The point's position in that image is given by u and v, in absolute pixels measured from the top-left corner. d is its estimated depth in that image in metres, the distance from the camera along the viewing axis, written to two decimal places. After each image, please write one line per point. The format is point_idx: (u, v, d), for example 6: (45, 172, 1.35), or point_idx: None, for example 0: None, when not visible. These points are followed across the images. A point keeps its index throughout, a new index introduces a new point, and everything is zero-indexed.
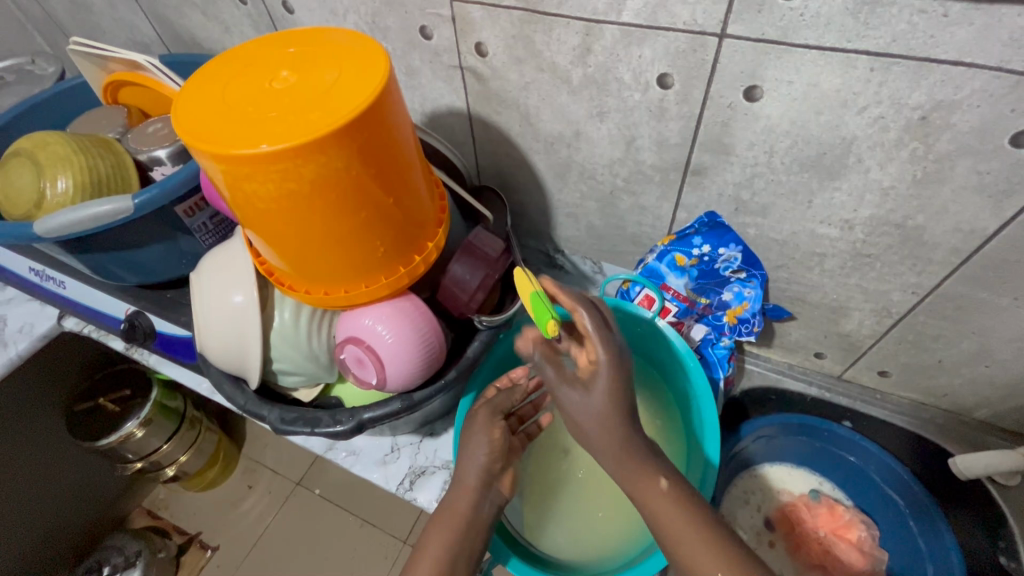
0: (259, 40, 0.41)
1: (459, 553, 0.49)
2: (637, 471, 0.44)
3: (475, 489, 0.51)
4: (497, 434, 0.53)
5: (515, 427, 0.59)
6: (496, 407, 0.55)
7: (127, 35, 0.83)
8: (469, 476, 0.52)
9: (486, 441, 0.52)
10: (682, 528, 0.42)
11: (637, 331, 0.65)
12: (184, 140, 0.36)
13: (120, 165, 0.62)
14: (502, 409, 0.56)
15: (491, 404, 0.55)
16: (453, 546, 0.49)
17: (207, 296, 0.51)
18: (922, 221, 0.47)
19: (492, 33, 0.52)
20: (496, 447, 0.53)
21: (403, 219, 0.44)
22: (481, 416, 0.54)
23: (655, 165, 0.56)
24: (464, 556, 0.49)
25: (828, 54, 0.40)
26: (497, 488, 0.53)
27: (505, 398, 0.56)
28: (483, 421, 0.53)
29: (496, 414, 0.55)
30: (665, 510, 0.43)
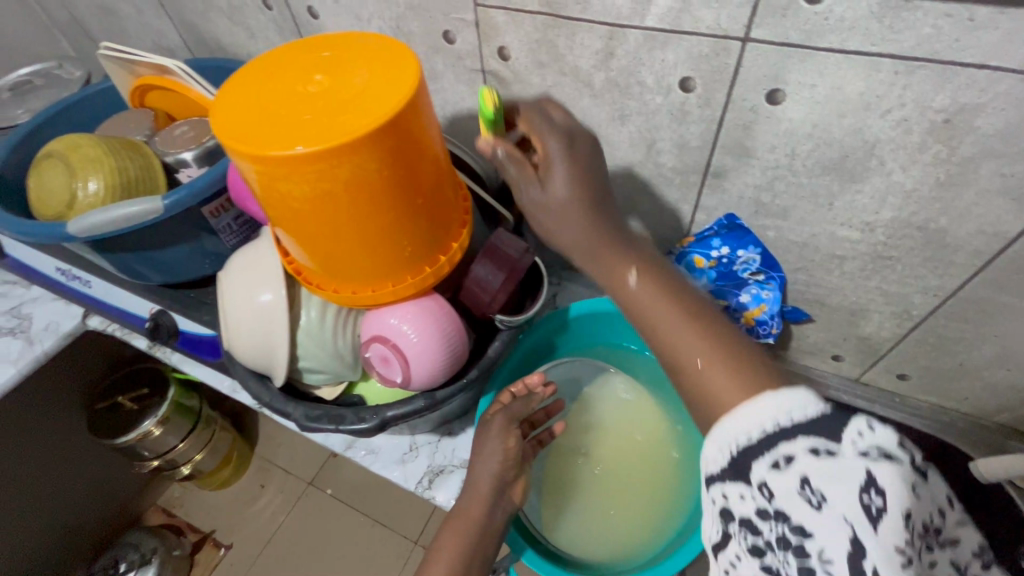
0: (292, 44, 0.42)
1: (473, 557, 0.49)
2: (609, 260, 0.39)
3: (488, 496, 0.51)
4: (512, 443, 0.53)
5: (527, 432, 0.59)
6: (512, 414, 0.55)
7: (153, 40, 0.85)
8: (483, 482, 0.52)
9: (501, 449, 0.53)
10: (667, 319, 0.36)
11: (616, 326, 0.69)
12: (222, 141, 0.38)
13: (148, 167, 0.63)
14: (518, 417, 0.56)
15: (508, 411, 0.55)
16: (468, 549, 0.49)
17: (236, 294, 0.52)
18: (945, 224, 0.47)
19: (515, 37, 0.53)
20: (509, 455, 0.53)
21: (430, 218, 0.45)
22: (496, 424, 0.54)
23: (675, 168, 0.56)
24: (479, 560, 0.50)
25: (852, 58, 0.41)
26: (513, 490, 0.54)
27: (521, 406, 0.56)
28: (499, 428, 0.54)
29: (513, 421, 0.55)
30: (646, 300, 0.37)
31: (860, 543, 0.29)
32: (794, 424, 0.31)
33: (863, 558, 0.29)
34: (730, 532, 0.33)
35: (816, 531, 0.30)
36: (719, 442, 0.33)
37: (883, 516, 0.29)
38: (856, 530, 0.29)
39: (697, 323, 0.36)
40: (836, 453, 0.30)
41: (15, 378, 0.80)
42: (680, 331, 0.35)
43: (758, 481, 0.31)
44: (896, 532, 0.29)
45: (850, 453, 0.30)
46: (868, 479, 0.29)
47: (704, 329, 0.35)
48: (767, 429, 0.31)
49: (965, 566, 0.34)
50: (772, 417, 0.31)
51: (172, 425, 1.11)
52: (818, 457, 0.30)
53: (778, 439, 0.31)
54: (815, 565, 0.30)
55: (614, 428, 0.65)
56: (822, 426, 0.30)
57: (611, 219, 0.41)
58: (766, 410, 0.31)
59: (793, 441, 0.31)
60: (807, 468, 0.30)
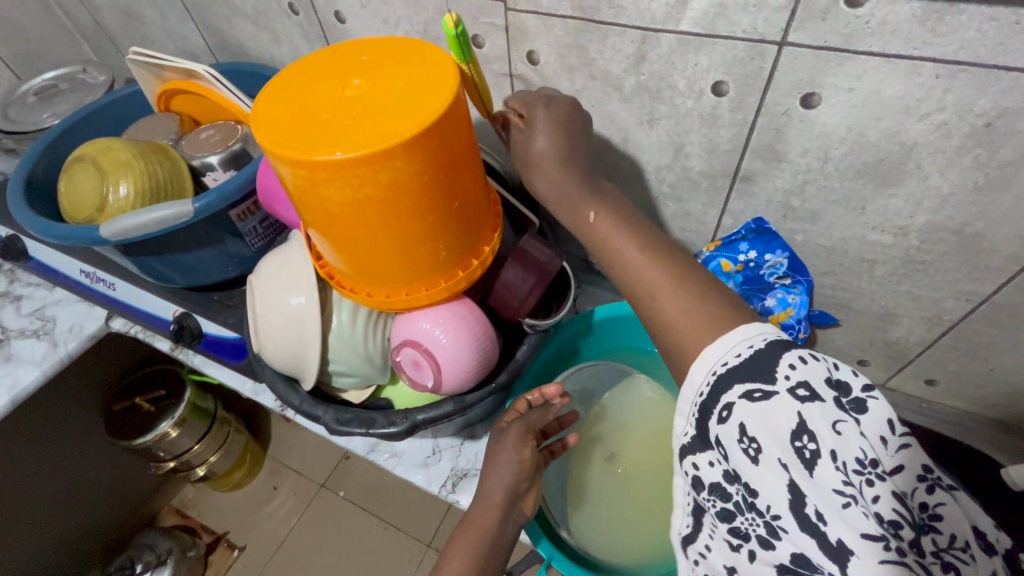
0: (330, 48, 0.43)
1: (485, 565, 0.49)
2: (579, 208, 0.46)
3: (500, 507, 0.51)
4: (527, 454, 0.53)
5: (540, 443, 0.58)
6: (529, 425, 0.54)
7: (176, 44, 0.86)
8: (495, 492, 0.52)
9: (516, 460, 0.52)
10: (623, 247, 0.44)
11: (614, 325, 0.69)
12: (263, 145, 0.38)
13: (177, 171, 0.64)
14: (535, 427, 0.55)
15: (524, 421, 0.55)
16: (481, 557, 0.49)
17: (268, 298, 0.52)
18: (981, 228, 0.47)
19: (545, 41, 0.53)
20: (524, 466, 0.52)
21: (465, 223, 0.45)
22: (512, 434, 0.54)
23: (704, 171, 0.56)
24: (493, 565, 0.50)
25: (892, 61, 0.40)
26: (521, 501, 0.53)
27: (537, 416, 0.55)
28: (515, 439, 0.53)
29: (529, 431, 0.54)
30: (605, 235, 0.45)
31: (797, 485, 0.34)
32: (728, 369, 0.36)
33: (802, 498, 0.34)
34: (702, 492, 0.39)
35: (761, 477, 0.35)
36: (692, 386, 0.38)
37: (819, 457, 0.33)
38: (791, 471, 0.34)
39: (656, 262, 0.42)
40: (770, 396, 0.35)
41: (41, 378, 0.80)
42: (642, 269, 0.42)
43: (714, 438, 0.37)
44: (828, 471, 0.33)
45: (781, 393, 0.34)
46: (799, 425, 0.34)
47: (667, 271, 0.41)
48: (710, 378, 0.37)
49: (911, 491, 0.33)
50: (714, 365, 0.37)
51: (188, 427, 1.12)
52: (753, 408, 0.35)
53: (720, 394, 0.37)
54: (766, 510, 0.35)
55: (636, 427, 0.65)
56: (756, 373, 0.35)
57: (579, 170, 0.47)
58: (716, 351, 0.37)
59: (730, 392, 0.36)
60: (745, 418, 0.35)
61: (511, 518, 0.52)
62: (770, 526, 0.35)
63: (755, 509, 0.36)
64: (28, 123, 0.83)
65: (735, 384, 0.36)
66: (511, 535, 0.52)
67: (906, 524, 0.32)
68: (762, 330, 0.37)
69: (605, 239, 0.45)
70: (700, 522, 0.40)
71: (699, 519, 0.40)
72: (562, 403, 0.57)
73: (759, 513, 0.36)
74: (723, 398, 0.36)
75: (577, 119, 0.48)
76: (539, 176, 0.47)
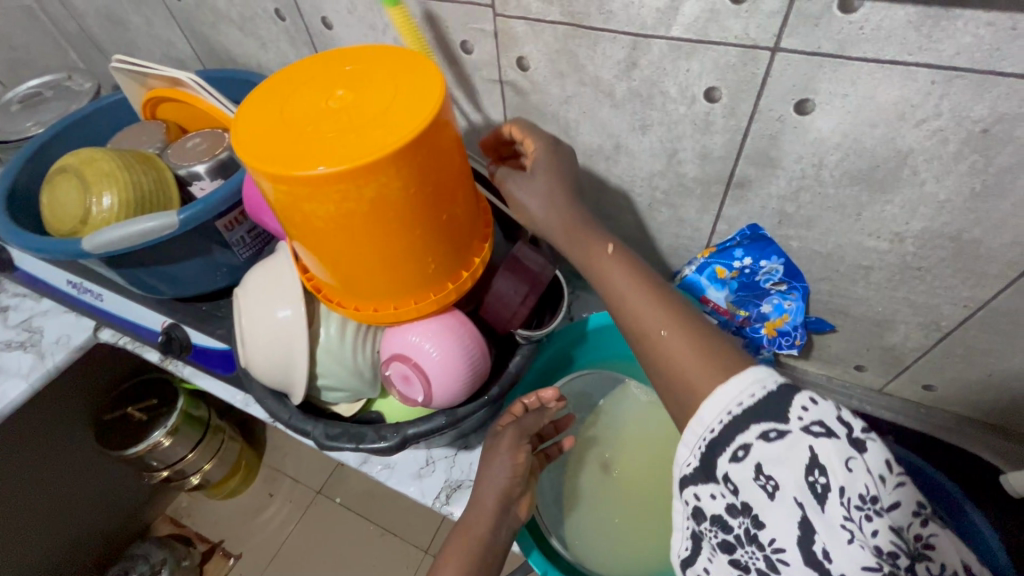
0: (314, 57, 0.42)
1: (483, 566, 0.47)
2: (590, 244, 0.46)
3: (493, 511, 0.50)
4: (521, 458, 0.52)
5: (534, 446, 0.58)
6: (524, 429, 0.54)
7: (162, 50, 0.85)
8: (489, 496, 0.51)
9: (511, 465, 0.52)
10: (630, 286, 0.43)
11: (598, 335, 0.68)
12: (243, 159, 0.37)
13: (162, 181, 0.63)
14: (529, 431, 0.55)
15: (518, 425, 0.54)
16: (476, 562, 0.47)
17: (254, 312, 0.51)
18: (979, 235, 0.46)
19: (535, 47, 0.52)
20: (518, 471, 0.52)
21: (454, 235, 0.44)
22: (507, 437, 0.53)
23: (697, 178, 0.55)
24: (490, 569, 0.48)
25: (887, 67, 0.40)
26: (514, 506, 0.52)
27: (531, 420, 0.55)
28: (510, 443, 0.53)
29: (524, 436, 0.54)
30: (614, 270, 0.44)
31: (809, 522, 0.33)
32: (744, 411, 0.35)
33: (810, 535, 0.33)
34: (703, 522, 0.38)
35: (771, 513, 0.34)
36: (701, 423, 0.36)
37: (828, 492, 0.33)
38: (807, 509, 0.33)
39: (663, 303, 0.41)
40: (784, 434, 0.34)
41: (28, 392, 0.79)
42: (645, 308, 0.41)
43: (724, 474, 0.36)
44: (837, 508, 0.33)
45: (795, 431, 0.34)
46: (812, 460, 0.33)
47: (675, 314, 0.40)
48: (723, 418, 0.35)
49: (906, 525, 0.34)
50: (729, 405, 0.35)
51: (181, 436, 1.11)
52: (768, 446, 0.34)
53: (735, 432, 0.35)
54: (769, 543, 0.35)
55: (628, 432, 0.65)
56: (772, 413, 0.34)
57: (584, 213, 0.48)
58: (722, 396, 0.36)
59: (747, 431, 0.35)
60: (761, 456, 0.34)
61: (505, 527, 0.51)
62: (771, 559, 0.35)
63: (756, 542, 0.35)
64: (12, 132, 0.81)
65: (759, 424, 0.34)
66: (506, 540, 0.50)
67: (903, 554, 0.33)
68: (771, 373, 0.36)
69: (609, 279, 0.44)
70: (698, 547, 0.40)
71: (697, 543, 0.39)
72: (559, 406, 0.56)
73: (760, 546, 0.35)
74: (738, 438, 0.35)
75: (568, 164, 0.51)
76: (544, 205, 0.49)
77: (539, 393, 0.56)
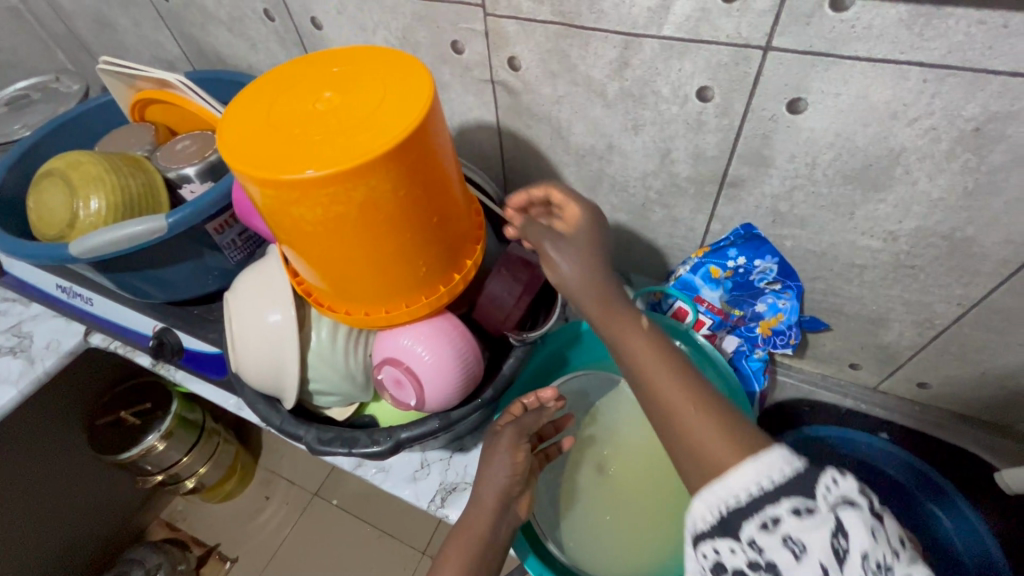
0: (302, 59, 0.41)
1: (481, 564, 0.48)
2: (613, 308, 0.44)
3: (492, 510, 0.51)
4: (520, 458, 0.52)
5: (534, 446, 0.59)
6: (523, 428, 0.53)
7: (151, 51, 0.84)
8: (489, 496, 0.51)
9: (509, 464, 0.52)
10: (650, 357, 0.41)
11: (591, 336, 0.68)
12: (230, 163, 0.36)
13: (151, 184, 0.62)
14: (529, 430, 0.54)
15: (518, 425, 0.53)
16: (475, 560, 0.48)
17: (245, 316, 0.50)
18: (972, 233, 0.46)
19: (526, 46, 0.52)
20: (518, 470, 0.52)
21: (445, 237, 0.44)
22: (505, 437, 0.53)
23: (690, 177, 0.55)
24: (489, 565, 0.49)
25: (879, 66, 0.39)
26: (512, 508, 0.53)
27: (530, 420, 0.54)
28: (509, 443, 0.52)
29: (522, 435, 0.53)
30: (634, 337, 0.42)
31: None
32: (774, 486, 0.33)
33: None
34: None
35: None
36: (715, 494, 0.34)
37: (849, 556, 0.31)
38: (829, 573, 0.31)
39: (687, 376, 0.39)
40: (813, 509, 0.32)
41: (17, 398, 0.78)
42: (665, 380, 0.39)
43: (748, 538, 0.33)
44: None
45: (825, 507, 0.32)
46: (838, 530, 0.31)
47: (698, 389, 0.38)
48: (752, 490, 0.33)
49: None
50: (758, 479, 0.33)
51: (176, 440, 1.10)
52: (797, 519, 0.32)
53: (763, 502, 0.33)
54: None
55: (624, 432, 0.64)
56: (802, 486, 0.32)
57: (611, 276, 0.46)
58: (746, 474, 0.34)
59: (776, 504, 0.32)
60: (789, 526, 0.32)
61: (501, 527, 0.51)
62: None
63: None
64: None
65: (789, 495, 0.32)
66: (505, 538, 0.51)
67: None
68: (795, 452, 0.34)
69: (632, 351, 0.41)
70: None
71: None
72: (559, 406, 0.56)
73: None
74: (766, 511, 0.33)
75: (605, 236, 0.48)
76: (577, 265, 0.45)
77: (537, 392, 0.56)
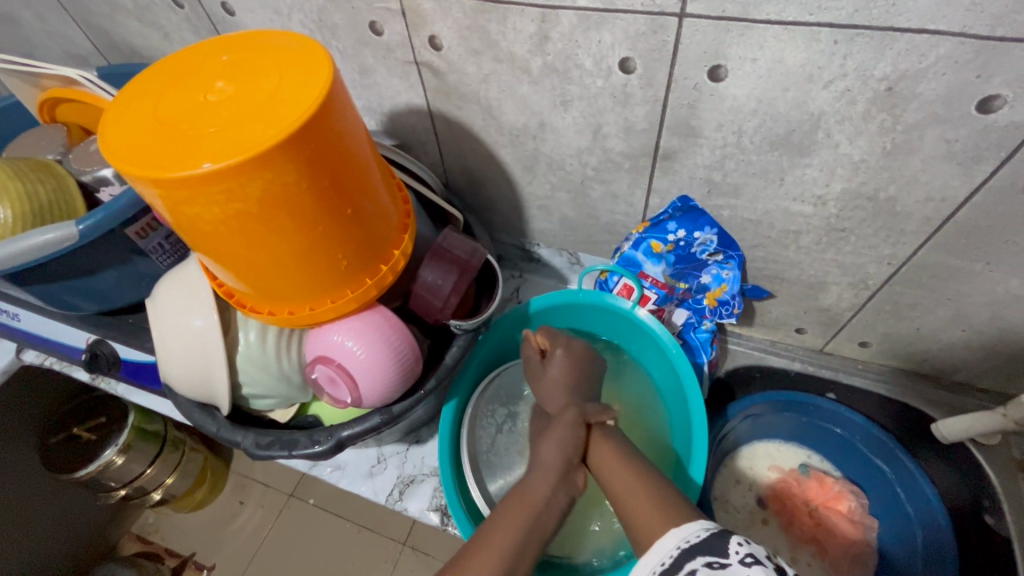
0: (192, 49, 0.39)
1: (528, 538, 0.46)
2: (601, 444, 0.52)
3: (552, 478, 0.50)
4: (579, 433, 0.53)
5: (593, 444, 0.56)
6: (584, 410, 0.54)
7: (61, 47, 0.79)
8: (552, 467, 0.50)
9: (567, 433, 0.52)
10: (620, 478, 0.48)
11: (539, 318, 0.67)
12: (115, 166, 0.34)
13: (62, 189, 0.58)
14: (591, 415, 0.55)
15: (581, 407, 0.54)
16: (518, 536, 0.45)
17: (166, 322, 0.48)
18: (894, 193, 0.47)
19: (445, 25, 0.50)
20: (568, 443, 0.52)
21: (365, 228, 0.42)
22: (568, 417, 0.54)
23: (624, 152, 0.54)
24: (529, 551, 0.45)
25: (791, 28, 0.39)
26: (574, 477, 0.52)
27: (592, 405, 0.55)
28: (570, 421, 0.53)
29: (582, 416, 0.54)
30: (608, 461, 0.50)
31: None
32: (690, 545, 0.40)
33: None
34: None
35: None
36: (644, 566, 0.41)
37: None
38: None
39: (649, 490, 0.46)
40: (724, 567, 0.38)
41: None
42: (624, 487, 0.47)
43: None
44: None
45: (732, 567, 0.37)
46: None
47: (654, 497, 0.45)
48: (673, 552, 0.40)
49: None
50: (680, 539, 0.40)
51: (137, 452, 1.05)
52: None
53: (684, 562, 0.39)
54: None
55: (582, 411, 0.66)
56: (711, 546, 0.39)
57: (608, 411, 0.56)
58: (667, 542, 0.41)
59: (693, 561, 0.39)
60: None
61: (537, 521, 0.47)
62: None
63: None
64: None
65: (683, 562, 0.39)
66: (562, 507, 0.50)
67: None
68: (692, 528, 0.41)
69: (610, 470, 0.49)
70: None
71: None
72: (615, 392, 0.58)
73: None
74: (684, 568, 0.39)
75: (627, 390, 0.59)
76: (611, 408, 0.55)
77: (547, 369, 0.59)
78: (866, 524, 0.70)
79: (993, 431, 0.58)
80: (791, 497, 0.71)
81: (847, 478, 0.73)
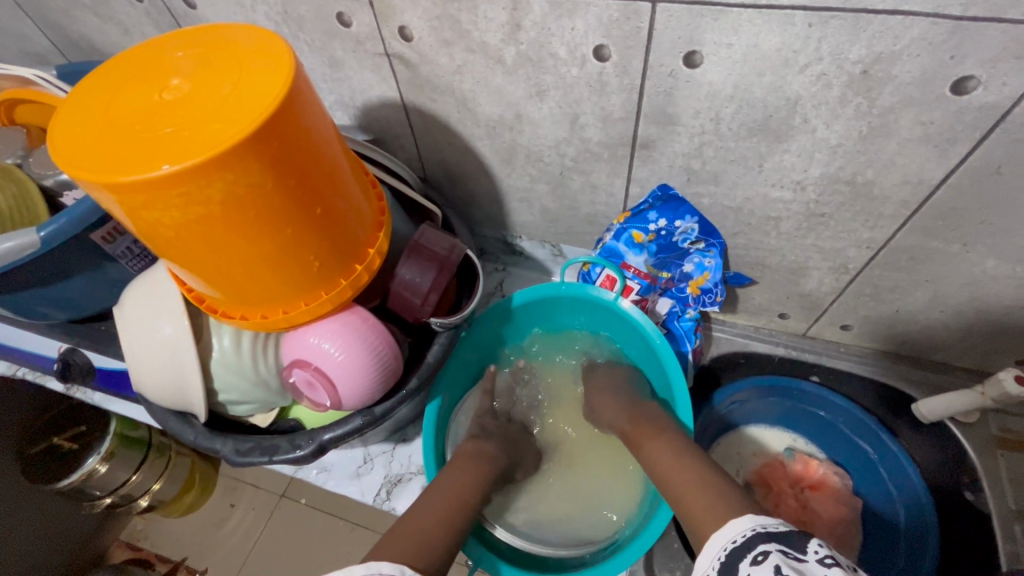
0: (147, 46, 0.38)
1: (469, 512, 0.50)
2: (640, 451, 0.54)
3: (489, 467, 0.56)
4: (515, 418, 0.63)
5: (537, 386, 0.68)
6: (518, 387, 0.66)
7: (17, 45, 0.75)
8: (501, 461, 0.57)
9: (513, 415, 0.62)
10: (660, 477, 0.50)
11: (522, 308, 0.66)
12: (67, 170, 0.32)
13: (23, 194, 0.55)
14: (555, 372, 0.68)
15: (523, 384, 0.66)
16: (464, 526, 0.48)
17: (135, 330, 0.47)
18: (872, 176, 0.47)
19: (414, 15, 0.48)
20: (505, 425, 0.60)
21: (336, 228, 0.41)
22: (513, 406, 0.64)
23: (602, 142, 0.54)
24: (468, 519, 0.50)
25: (765, 12, 0.38)
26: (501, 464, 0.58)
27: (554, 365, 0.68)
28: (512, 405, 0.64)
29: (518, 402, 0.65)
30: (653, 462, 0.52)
31: None
32: (768, 530, 0.39)
33: None
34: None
35: None
36: (714, 543, 0.41)
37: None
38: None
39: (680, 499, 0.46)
40: (800, 560, 0.36)
41: None
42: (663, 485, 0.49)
43: (760, 551, 0.38)
44: None
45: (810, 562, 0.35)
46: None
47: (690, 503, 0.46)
48: (746, 532, 0.40)
49: None
50: (759, 523, 0.40)
51: (119, 459, 1.03)
52: (784, 559, 0.36)
53: (755, 543, 0.38)
54: None
55: (556, 385, 0.70)
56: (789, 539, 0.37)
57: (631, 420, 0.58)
58: (745, 520, 0.40)
59: (766, 545, 0.38)
60: (779, 562, 0.36)
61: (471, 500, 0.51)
62: None
63: None
64: None
65: (757, 543, 0.38)
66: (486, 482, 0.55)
67: None
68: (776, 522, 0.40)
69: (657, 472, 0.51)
70: None
71: None
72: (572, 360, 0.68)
73: None
74: (756, 547, 0.38)
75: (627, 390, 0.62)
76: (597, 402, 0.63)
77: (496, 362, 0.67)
78: (853, 505, 0.70)
79: (971, 409, 0.59)
80: (778, 479, 0.72)
81: (831, 460, 0.74)
